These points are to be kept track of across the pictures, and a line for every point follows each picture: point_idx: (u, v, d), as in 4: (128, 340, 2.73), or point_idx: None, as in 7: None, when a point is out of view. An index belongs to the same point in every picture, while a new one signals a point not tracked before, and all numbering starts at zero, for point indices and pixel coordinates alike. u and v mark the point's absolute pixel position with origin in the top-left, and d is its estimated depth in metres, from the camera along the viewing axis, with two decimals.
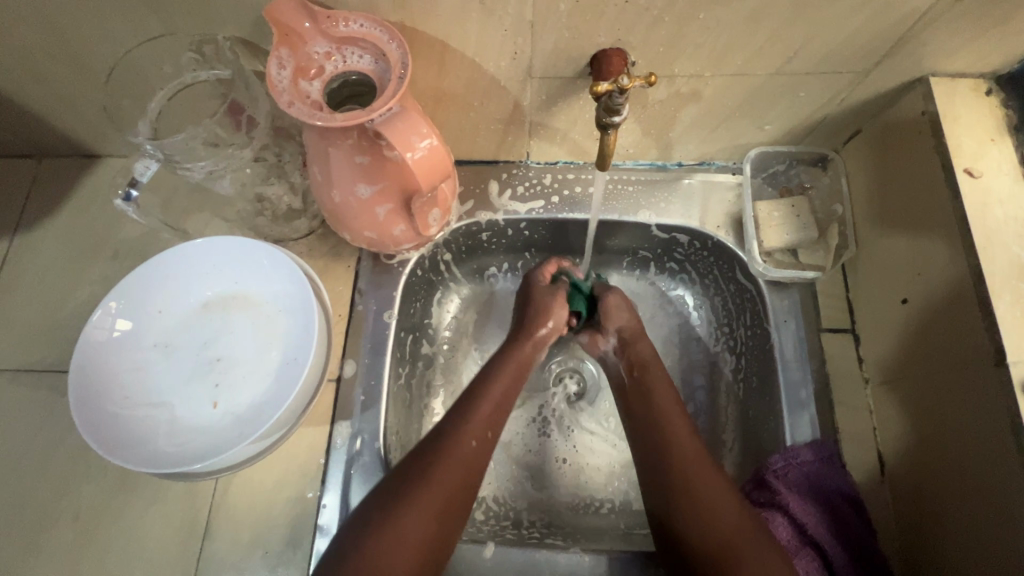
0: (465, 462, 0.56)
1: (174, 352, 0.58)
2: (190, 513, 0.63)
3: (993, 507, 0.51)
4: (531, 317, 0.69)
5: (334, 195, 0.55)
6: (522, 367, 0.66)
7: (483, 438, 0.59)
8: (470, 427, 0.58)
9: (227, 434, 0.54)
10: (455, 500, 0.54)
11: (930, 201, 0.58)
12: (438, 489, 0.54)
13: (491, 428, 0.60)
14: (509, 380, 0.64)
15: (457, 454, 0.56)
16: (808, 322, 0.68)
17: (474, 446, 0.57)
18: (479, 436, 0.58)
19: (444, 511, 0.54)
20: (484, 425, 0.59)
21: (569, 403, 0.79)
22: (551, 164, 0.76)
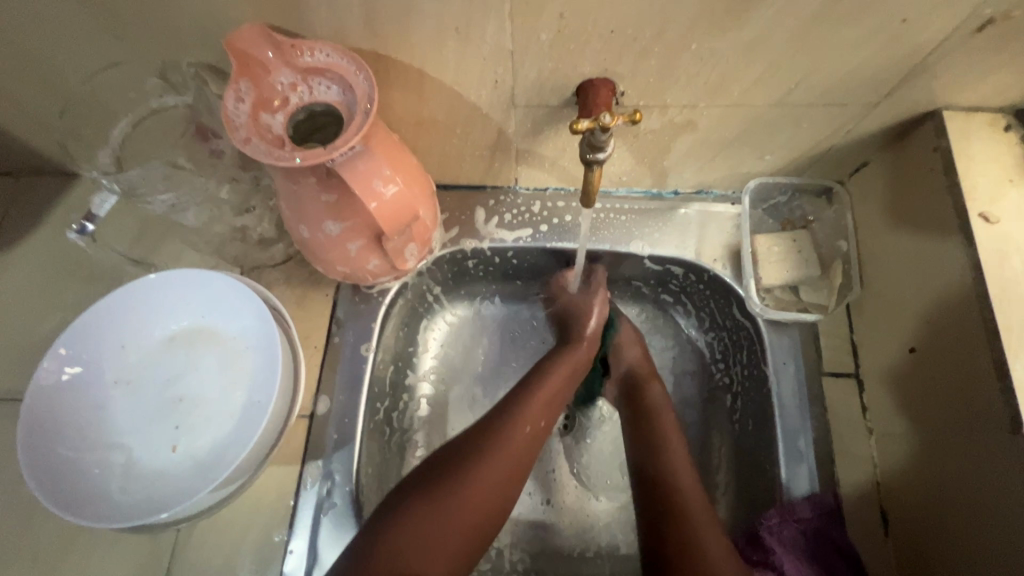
0: (523, 447, 0.55)
1: (130, 394, 0.55)
2: (153, 555, 0.60)
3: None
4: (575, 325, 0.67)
5: (302, 230, 0.53)
6: (576, 370, 0.64)
7: (538, 428, 0.58)
8: (522, 416, 0.57)
9: (184, 482, 0.51)
10: (512, 480, 0.54)
11: (943, 244, 0.53)
12: (501, 463, 0.53)
13: (544, 419, 0.58)
14: (562, 384, 0.62)
15: (513, 440, 0.55)
16: (808, 365, 0.64)
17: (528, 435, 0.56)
18: (534, 423, 0.57)
19: (505, 490, 0.53)
20: (538, 414, 0.58)
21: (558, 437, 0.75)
22: (541, 190, 0.72)
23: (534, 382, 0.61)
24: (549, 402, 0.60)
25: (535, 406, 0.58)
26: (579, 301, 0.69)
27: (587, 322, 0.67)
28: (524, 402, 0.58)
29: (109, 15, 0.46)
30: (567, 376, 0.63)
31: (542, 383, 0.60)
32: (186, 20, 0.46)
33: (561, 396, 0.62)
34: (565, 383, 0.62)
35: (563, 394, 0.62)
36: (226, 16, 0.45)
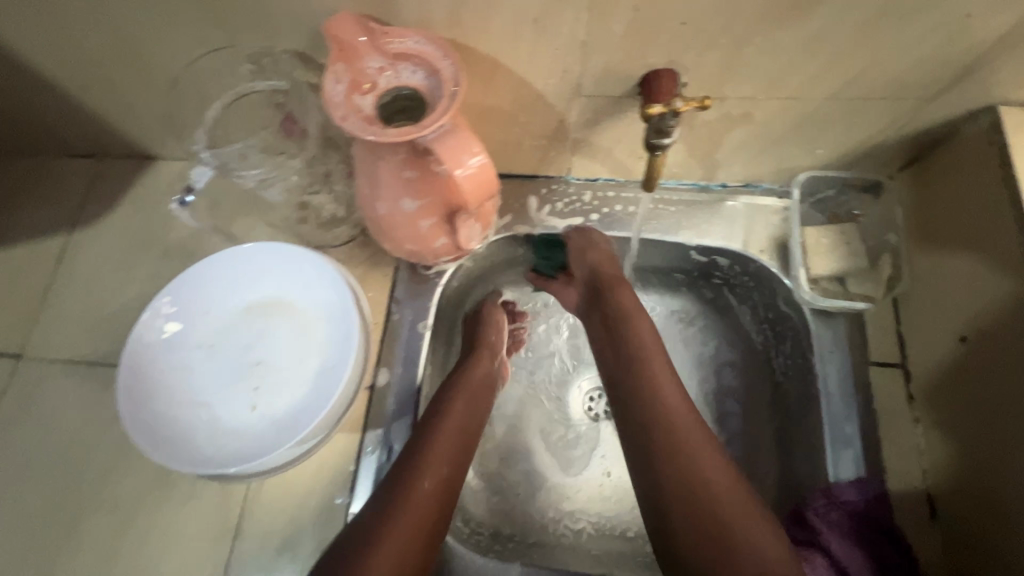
0: (428, 496, 0.53)
1: (216, 355, 0.59)
2: (223, 511, 0.64)
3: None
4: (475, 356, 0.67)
5: (379, 207, 0.56)
6: (473, 403, 0.63)
7: (444, 475, 0.55)
8: (426, 469, 0.54)
9: (264, 439, 0.55)
10: (436, 521, 0.52)
11: (998, 236, 0.54)
12: (420, 508, 0.52)
13: (448, 464, 0.56)
14: (460, 416, 0.61)
15: (415, 499, 0.52)
16: (854, 354, 0.65)
17: (432, 483, 0.54)
18: (436, 472, 0.54)
19: (430, 527, 0.52)
20: (440, 460, 0.56)
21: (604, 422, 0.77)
22: (591, 180, 0.75)
23: (434, 420, 0.59)
24: (454, 438, 0.58)
25: (438, 450, 0.56)
26: (487, 323, 0.72)
27: (487, 342, 0.69)
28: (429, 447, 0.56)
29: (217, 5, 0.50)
30: (463, 408, 0.62)
31: (433, 428, 0.58)
32: (287, 9, 0.49)
33: (469, 426, 0.61)
34: (467, 416, 0.61)
35: (471, 422, 0.61)
36: (324, 6, 0.49)
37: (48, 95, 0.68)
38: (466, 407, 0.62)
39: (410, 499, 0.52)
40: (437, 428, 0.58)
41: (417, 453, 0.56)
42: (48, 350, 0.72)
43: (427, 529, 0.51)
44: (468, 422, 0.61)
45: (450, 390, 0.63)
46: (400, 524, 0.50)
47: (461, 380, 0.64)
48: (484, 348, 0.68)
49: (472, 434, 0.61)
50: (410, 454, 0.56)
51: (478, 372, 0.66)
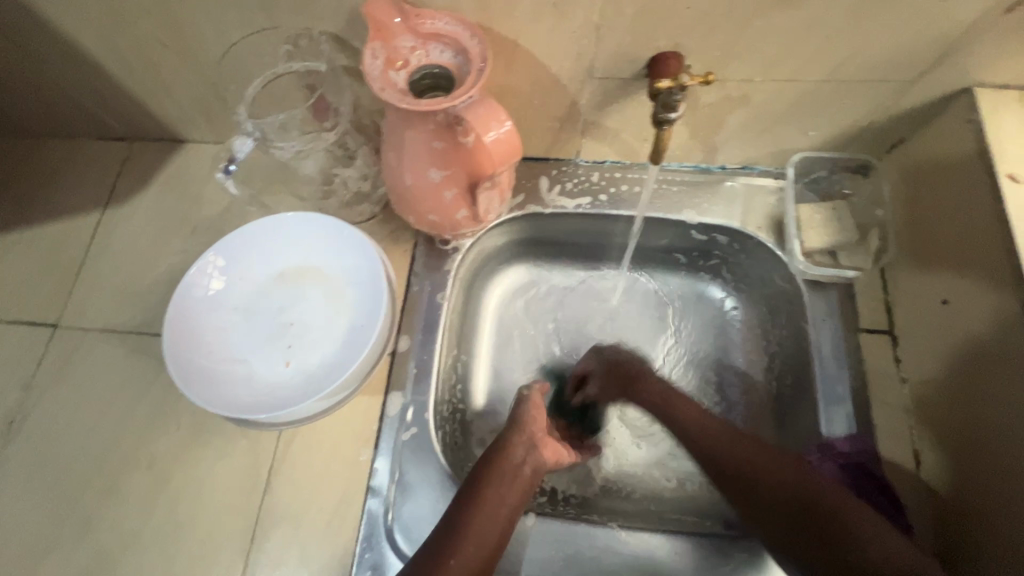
0: None
1: (254, 315, 0.63)
2: (253, 468, 0.67)
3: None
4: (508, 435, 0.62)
5: (406, 178, 0.61)
6: (515, 481, 0.59)
7: (473, 560, 0.53)
8: (451, 550, 0.53)
9: (297, 391, 0.59)
10: None
11: (973, 205, 0.59)
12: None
13: (476, 543, 0.54)
14: (501, 499, 0.57)
15: None
16: (846, 322, 0.70)
17: (460, 560, 0.53)
18: (460, 559, 0.53)
19: None
20: (471, 543, 0.54)
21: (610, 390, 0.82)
22: (599, 162, 0.80)
23: (468, 506, 0.56)
24: (486, 527, 0.55)
25: (468, 533, 0.54)
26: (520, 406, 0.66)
27: (525, 426, 0.63)
28: (460, 527, 0.55)
29: None
30: (501, 488, 0.58)
31: (471, 513, 0.55)
32: None
33: (500, 510, 0.56)
34: (506, 496, 0.57)
35: (504, 507, 0.57)
36: None
37: (90, 77, 0.73)
38: (505, 491, 0.58)
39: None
40: (469, 510, 0.56)
41: (449, 535, 0.54)
42: (84, 319, 0.76)
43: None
44: (501, 507, 0.57)
45: (484, 476, 0.59)
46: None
47: (495, 465, 0.59)
48: (524, 433, 0.62)
49: (512, 514, 0.57)
50: (439, 535, 0.54)
51: (513, 452, 0.61)
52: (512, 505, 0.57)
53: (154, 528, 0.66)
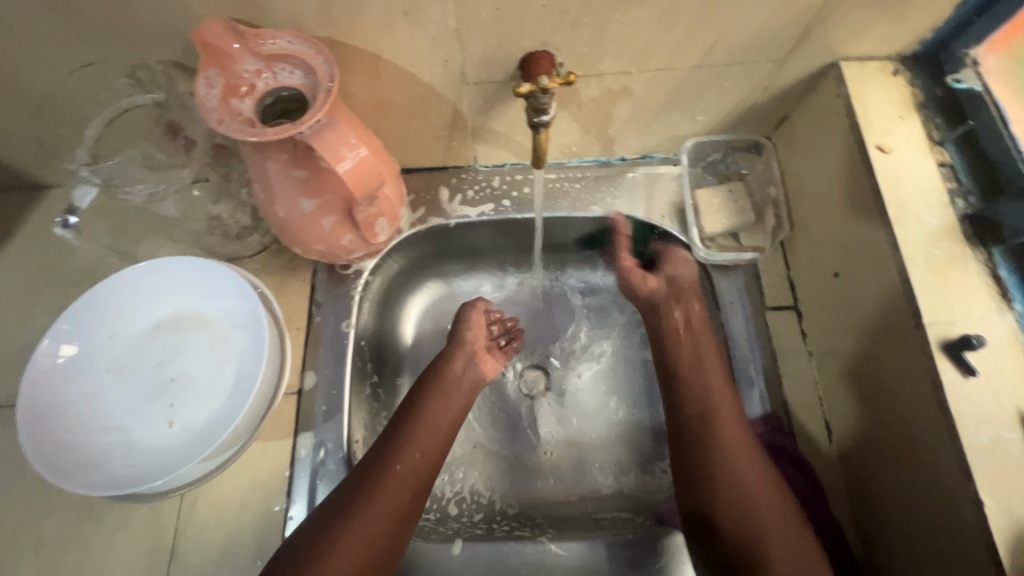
0: (401, 484, 0.58)
1: (127, 375, 0.58)
2: (156, 535, 0.62)
3: (923, 470, 0.52)
4: (454, 343, 0.71)
5: (278, 210, 0.57)
6: (456, 395, 0.66)
7: (413, 462, 0.59)
8: (399, 453, 0.59)
9: (184, 452, 0.54)
10: (414, 494, 0.58)
11: (851, 176, 0.60)
12: (394, 483, 0.57)
13: (421, 450, 0.61)
14: (443, 413, 0.64)
15: (388, 481, 0.57)
16: (753, 302, 0.71)
17: (406, 466, 0.59)
18: (404, 459, 0.59)
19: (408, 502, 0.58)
20: (416, 446, 0.60)
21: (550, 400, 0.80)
22: (499, 166, 0.78)
23: (415, 413, 0.63)
24: (429, 430, 0.62)
25: (414, 438, 0.61)
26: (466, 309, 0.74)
27: (467, 329, 0.72)
28: (408, 435, 0.61)
29: (76, 20, 0.49)
30: (445, 396, 0.65)
31: (415, 418, 0.63)
32: (152, 19, 0.49)
33: (443, 421, 0.64)
34: (449, 404, 0.65)
35: (447, 412, 0.65)
36: (189, 12, 0.49)
37: None
38: (448, 396, 0.66)
39: (383, 482, 0.57)
40: (415, 416, 0.63)
41: (394, 436, 0.61)
42: None
43: (403, 504, 0.57)
44: (442, 417, 0.64)
45: (430, 388, 0.66)
46: (384, 493, 0.57)
47: (437, 377, 0.67)
48: (460, 348, 0.70)
49: (450, 427, 0.64)
50: (387, 441, 0.61)
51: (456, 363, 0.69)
52: (450, 417, 0.65)
53: None
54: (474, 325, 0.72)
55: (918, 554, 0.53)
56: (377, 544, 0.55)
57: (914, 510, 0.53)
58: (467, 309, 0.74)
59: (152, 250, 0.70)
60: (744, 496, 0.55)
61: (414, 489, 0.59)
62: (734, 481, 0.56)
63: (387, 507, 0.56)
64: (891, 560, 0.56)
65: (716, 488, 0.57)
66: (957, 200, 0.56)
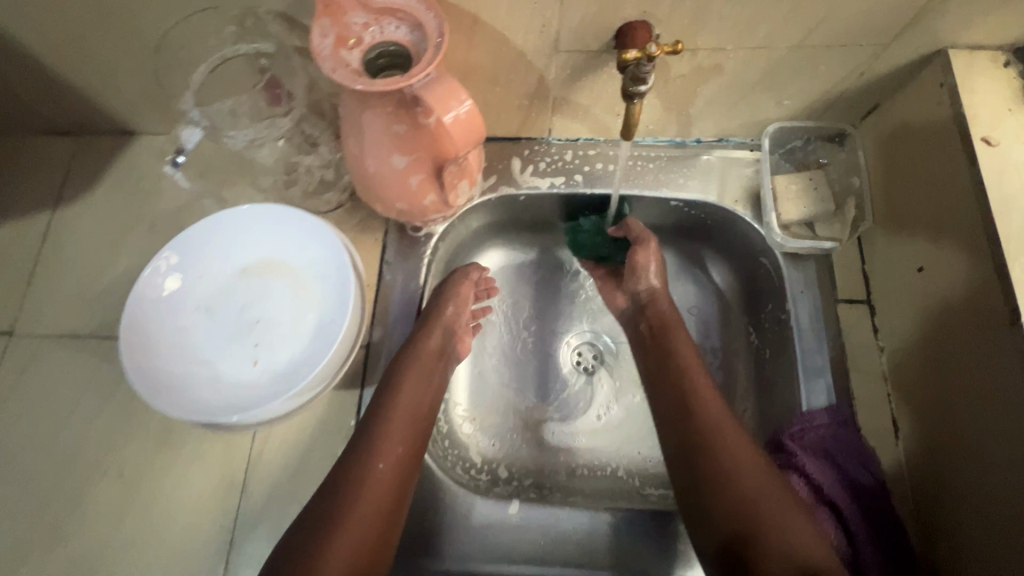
0: (385, 480, 0.56)
1: (214, 314, 0.60)
2: (229, 467, 0.65)
3: (1012, 478, 0.51)
4: (428, 319, 0.67)
5: (369, 165, 0.58)
6: (430, 380, 0.64)
7: (394, 456, 0.57)
8: (381, 448, 0.57)
9: (268, 390, 0.57)
10: (400, 491, 0.56)
11: (950, 169, 0.58)
12: (378, 479, 0.55)
13: (404, 441, 0.59)
14: (417, 395, 0.62)
15: (371, 478, 0.55)
16: (825, 293, 0.69)
17: (388, 463, 0.57)
18: (387, 457, 0.57)
19: (392, 499, 0.55)
20: (399, 437, 0.58)
21: (602, 376, 0.81)
22: (572, 140, 0.78)
23: (388, 404, 0.60)
24: (407, 421, 0.60)
25: (392, 431, 0.59)
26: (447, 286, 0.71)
27: (446, 306, 0.69)
28: (386, 430, 0.59)
29: None
30: (421, 376, 0.64)
31: (391, 409, 0.60)
32: None
33: (423, 404, 0.62)
34: (425, 391, 0.63)
35: (425, 392, 0.63)
36: None
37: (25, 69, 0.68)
38: (422, 381, 0.64)
39: (365, 480, 0.55)
40: (391, 409, 0.60)
41: (375, 428, 0.59)
42: (40, 324, 0.73)
43: (389, 501, 0.55)
44: (421, 402, 0.62)
45: (403, 370, 0.63)
46: (370, 487, 0.54)
47: (410, 358, 0.64)
48: (439, 326, 0.67)
49: (425, 414, 0.62)
50: (367, 435, 0.58)
51: (427, 347, 0.66)
52: (426, 403, 0.63)
53: (129, 535, 0.64)
54: (457, 306, 0.69)
55: (991, 560, 0.52)
56: (369, 544, 0.52)
57: (995, 516, 0.52)
58: (449, 285, 0.71)
59: (237, 200, 0.72)
60: (737, 473, 0.52)
61: (401, 480, 0.57)
62: (722, 456, 0.53)
63: (372, 506, 0.54)
64: (958, 561, 0.56)
65: (706, 463, 0.54)
66: None
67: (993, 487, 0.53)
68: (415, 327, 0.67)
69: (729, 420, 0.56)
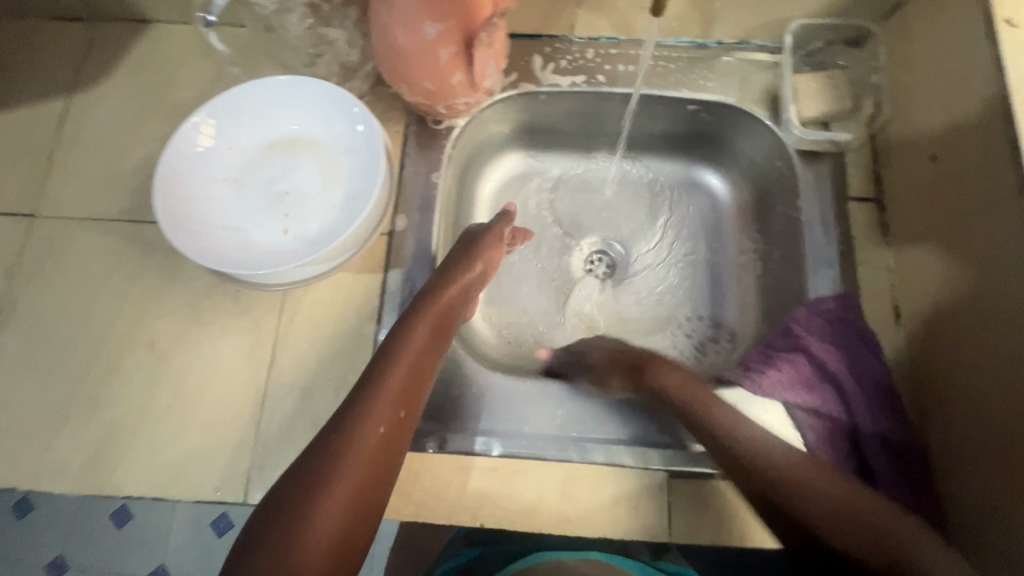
0: (383, 445, 0.48)
1: (245, 186, 0.61)
2: (257, 344, 0.68)
3: (1011, 346, 0.53)
4: (454, 270, 0.63)
5: (398, 36, 0.58)
6: (437, 341, 0.58)
7: (396, 421, 0.49)
8: (377, 408, 0.49)
9: (299, 255, 0.58)
10: (393, 457, 0.48)
11: (971, 54, 0.59)
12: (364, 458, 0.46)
13: (404, 407, 0.51)
14: (421, 354, 0.55)
15: (366, 441, 0.47)
16: (836, 191, 0.71)
17: (388, 428, 0.49)
18: (389, 420, 0.49)
19: (388, 465, 0.48)
20: (394, 403, 0.50)
21: (613, 279, 0.84)
22: (593, 40, 0.78)
23: (388, 361, 0.53)
24: (409, 382, 0.53)
25: (389, 390, 0.50)
26: (479, 234, 0.67)
27: (473, 263, 0.64)
28: (383, 386, 0.50)
29: None
30: (432, 332, 0.57)
31: (395, 366, 0.52)
32: None
33: (426, 370, 0.55)
34: (428, 352, 0.56)
35: (430, 356, 0.56)
36: None
37: None
38: (432, 341, 0.57)
39: (359, 442, 0.47)
40: (390, 365, 0.52)
41: (364, 395, 0.50)
42: (64, 208, 0.73)
43: (382, 470, 0.47)
44: (425, 364, 0.55)
45: (415, 323, 0.57)
46: (352, 465, 0.45)
47: (423, 314, 0.58)
48: (451, 291, 0.61)
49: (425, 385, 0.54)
50: (360, 394, 0.50)
51: (442, 302, 0.60)
52: (428, 365, 0.55)
53: (162, 405, 0.66)
54: (483, 261, 0.65)
55: (980, 422, 0.56)
56: (360, 517, 0.45)
57: (987, 381, 0.55)
58: (479, 236, 0.66)
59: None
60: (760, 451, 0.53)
61: (387, 458, 0.48)
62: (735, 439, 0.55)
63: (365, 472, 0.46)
64: (951, 429, 0.60)
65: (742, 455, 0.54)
66: None
67: (986, 352, 0.56)
68: (431, 283, 0.62)
69: (689, 387, 0.60)
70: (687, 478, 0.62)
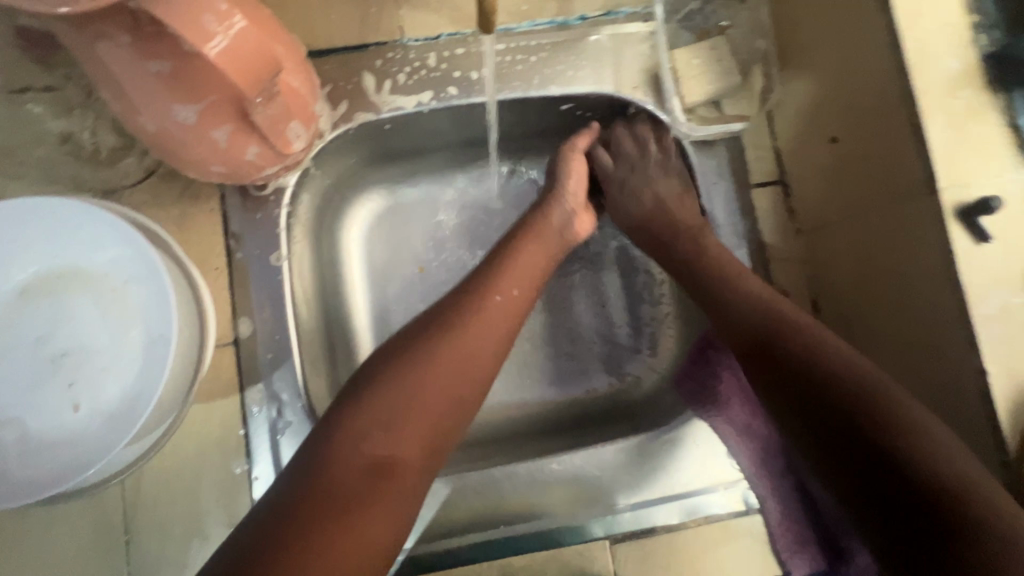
0: (500, 312, 0.51)
1: (5, 356, 0.47)
2: (102, 517, 0.55)
3: (933, 360, 0.48)
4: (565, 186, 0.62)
5: (145, 123, 0.43)
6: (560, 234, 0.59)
7: (512, 296, 0.52)
8: (504, 278, 0.53)
9: (101, 437, 0.45)
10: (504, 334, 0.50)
11: (860, 15, 0.49)
12: (470, 335, 0.48)
13: (517, 286, 0.53)
14: (535, 255, 0.56)
15: (488, 303, 0.50)
16: (736, 180, 0.63)
17: (506, 298, 0.52)
18: (506, 291, 0.52)
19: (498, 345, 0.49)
20: (512, 280, 0.53)
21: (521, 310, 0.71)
22: (432, 39, 0.63)
23: (507, 253, 0.55)
24: (523, 270, 0.55)
25: (513, 267, 0.54)
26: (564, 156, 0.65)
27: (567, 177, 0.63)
28: (508, 263, 0.54)
29: None
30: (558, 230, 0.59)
31: (523, 249, 0.56)
32: None
33: (537, 263, 0.56)
34: (541, 255, 0.57)
35: (540, 264, 0.56)
36: None
37: None
38: (541, 241, 0.58)
39: (482, 303, 0.50)
40: (513, 248, 0.56)
41: (491, 266, 0.54)
42: None
43: (495, 345, 0.49)
44: (535, 257, 0.56)
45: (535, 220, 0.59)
46: (472, 320, 0.49)
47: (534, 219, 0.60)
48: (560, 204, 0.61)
49: (541, 279, 0.56)
50: (488, 269, 0.54)
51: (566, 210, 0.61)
52: (541, 266, 0.56)
53: None
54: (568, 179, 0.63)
55: None
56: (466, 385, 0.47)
57: (911, 392, 0.51)
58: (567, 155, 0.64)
59: (19, 192, 0.56)
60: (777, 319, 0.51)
61: (501, 339, 0.50)
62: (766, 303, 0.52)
63: (474, 335, 0.48)
64: None
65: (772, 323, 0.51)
66: (980, 37, 0.46)
67: (910, 361, 0.51)
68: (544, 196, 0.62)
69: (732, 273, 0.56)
70: (627, 540, 0.58)
